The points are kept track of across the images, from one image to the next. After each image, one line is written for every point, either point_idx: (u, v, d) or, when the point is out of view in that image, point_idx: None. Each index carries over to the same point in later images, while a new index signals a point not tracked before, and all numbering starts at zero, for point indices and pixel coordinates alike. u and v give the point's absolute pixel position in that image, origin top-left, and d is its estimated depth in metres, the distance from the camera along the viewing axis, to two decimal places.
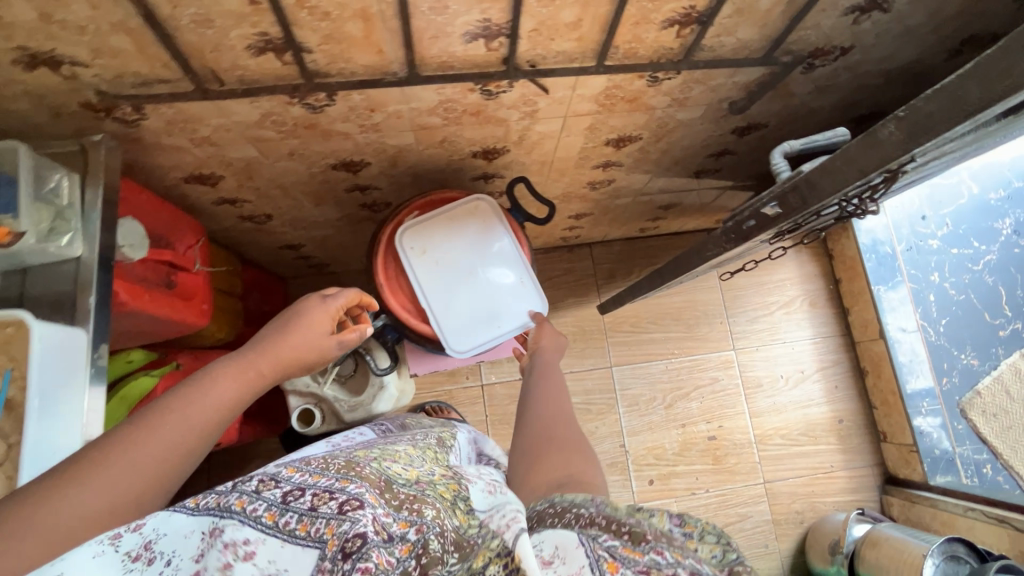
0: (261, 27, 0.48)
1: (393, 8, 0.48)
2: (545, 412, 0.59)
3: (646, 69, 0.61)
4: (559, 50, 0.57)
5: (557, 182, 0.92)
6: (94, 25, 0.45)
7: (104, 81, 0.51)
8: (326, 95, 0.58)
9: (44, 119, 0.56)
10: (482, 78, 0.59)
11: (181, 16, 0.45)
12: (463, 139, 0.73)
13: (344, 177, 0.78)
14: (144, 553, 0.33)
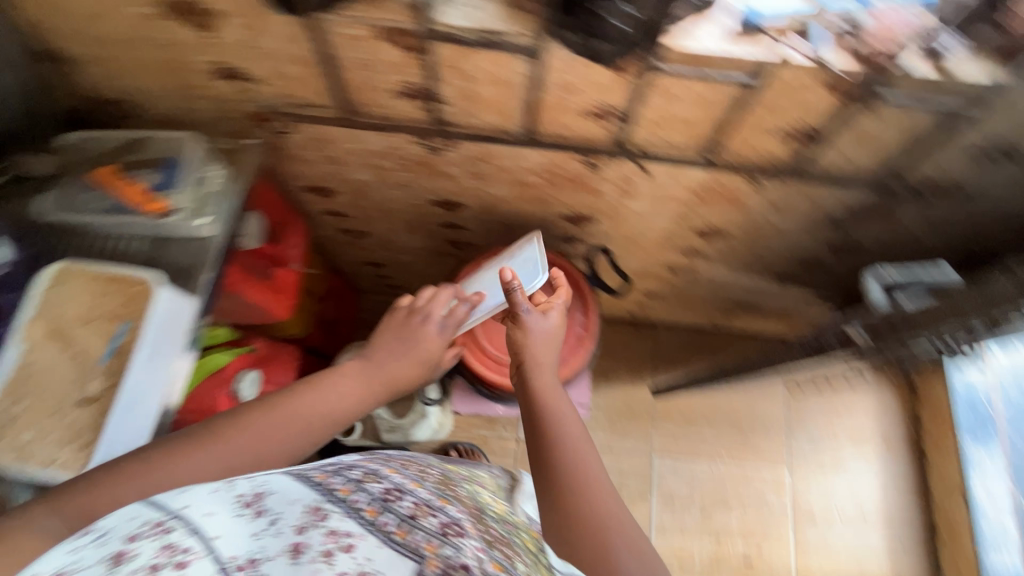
0: (409, 76, 0.55)
1: (524, 78, 0.54)
2: (577, 489, 0.48)
3: (750, 171, 0.63)
4: (668, 140, 0.60)
5: (638, 260, 0.93)
6: (278, 53, 0.54)
7: (268, 98, 0.60)
8: (446, 140, 0.64)
9: (213, 117, 0.66)
10: (590, 151, 0.63)
11: (347, 57, 0.53)
12: (558, 202, 0.77)
13: (440, 213, 0.84)
14: (253, 503, 0.38)
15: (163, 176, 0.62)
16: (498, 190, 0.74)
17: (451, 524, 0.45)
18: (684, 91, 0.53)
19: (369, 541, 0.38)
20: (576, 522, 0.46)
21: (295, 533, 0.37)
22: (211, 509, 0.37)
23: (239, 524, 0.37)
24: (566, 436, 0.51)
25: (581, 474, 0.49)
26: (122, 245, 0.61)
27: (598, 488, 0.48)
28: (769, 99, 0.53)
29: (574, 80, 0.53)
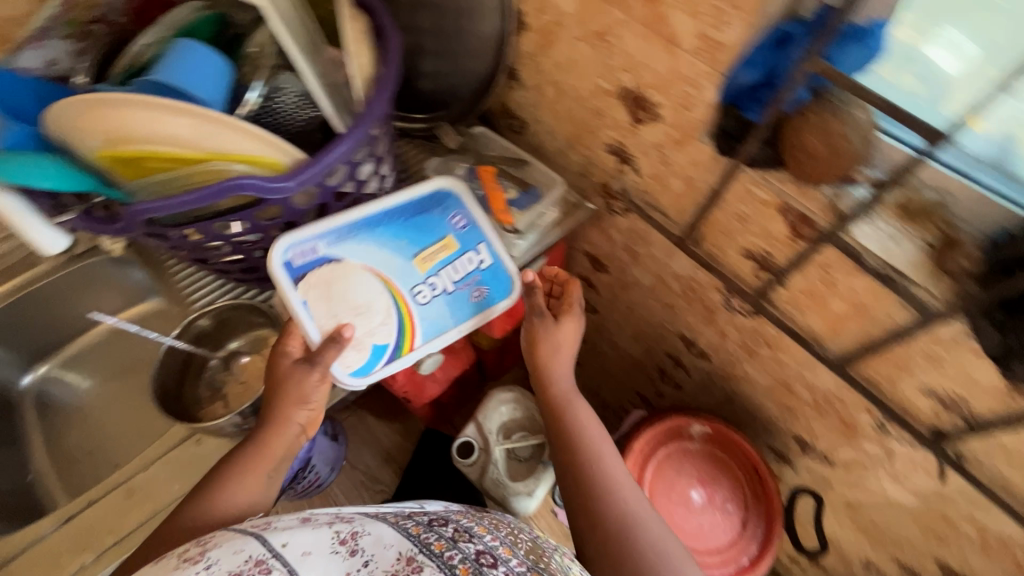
0: (620, 140, 0.71)
1: (703, 193, 0.65)
2: (617, 512, 0.59)
3: (884, 404, 0.63)
4: (808, 322, 0.64)
5: (747, 421, 0.92)
6: (550, 78, 0.74)
7: (528, 95, 0.81)
8: (626, 204, 0.79)
9: (465, 115, 0.85)
10: (733, 290, 0.71)
11: (587, 105, 0.72)
12: (687, 315, 0.86)
13: (593, 265, 1.02)
14: (346, 541, 0.50)
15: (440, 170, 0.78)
16: (642, 274, 0.89)
17: (485, 557, 0.52)
18: (843, 287, 0.57)
19: (426, 568, 0.48)
20: (612, 543, 0.58)
21: (389, 574, 0.47)
22: (306, 551, 0.48)
23: (330, 561, 0.47)
24: (613, 480, 0.62)
25: (631, 512, 0.60)
26: None
27: (652, 527, 0.59)
28: (926, 345, 0.54)
29: (752, 221, 0.61)
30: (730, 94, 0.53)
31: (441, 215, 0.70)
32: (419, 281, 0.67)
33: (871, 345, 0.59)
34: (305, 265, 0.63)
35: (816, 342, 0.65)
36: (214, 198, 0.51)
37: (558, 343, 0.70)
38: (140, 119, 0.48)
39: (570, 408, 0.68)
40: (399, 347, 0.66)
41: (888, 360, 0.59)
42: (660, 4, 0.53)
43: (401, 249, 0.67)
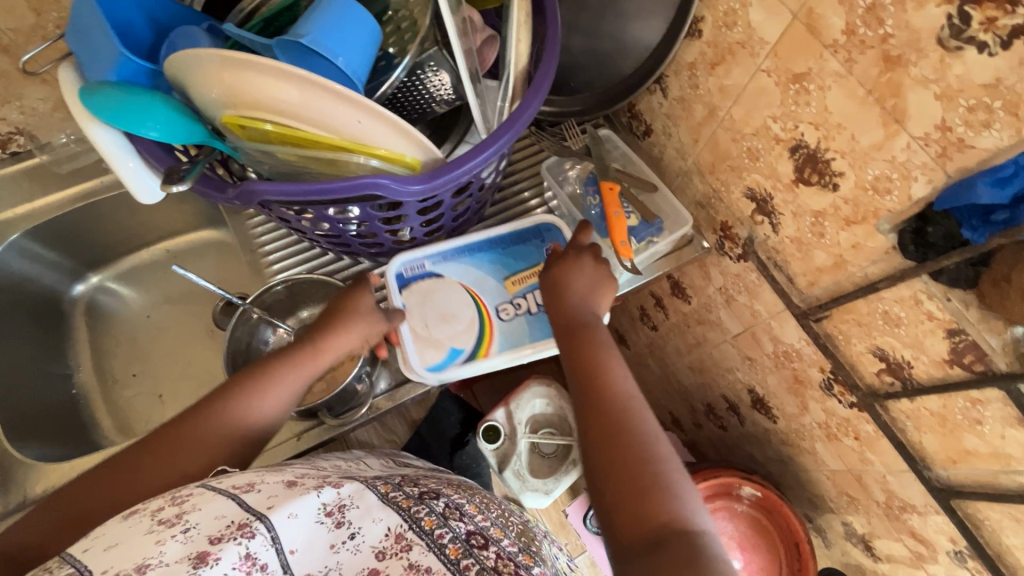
0: (765, 189, 0.63)
1: (852, 280, 0.58)
2: (638, 450, 0.47)
3: (978, 546, 0.59)
4: (922, 441, 0.60)
5: (791, 485, 0.89)
6: (704, 96, 0.65)
7: (663, 107, 0.73)
8: (740, 252, 0.72)
9: (589, 106, 0.76)
10: (841, 379, 0.65)
11: (742, 143, 0.63)
12: (765, 374, 0.81)
13: (671, 289, 0.95)
14: (333, 513, 0.43)
15: (554, 172, 0.74)
16: (730, 320, 0.83)
17: (476, 536, 0.45)
18: (992, 428, 0.52)
19: (418, 545, 0.42)
20: (627, 485, 0.46)
21: (374, 555, 0.41)
22: (293, 511, 0.41)
23: (314, 533, 0.41)
24: (632, 412, 0.50)
25: (655, 453, 0.47)
26: (528, 202, 0.75)
27: (678, 472, 0.47)
28: None
29: (904, 328, 0.54)
30: (951, 205, 0.44)
31: (539, 247, 0.68)
32: (507, 300, 0.66)
33: (995, 490, 0.54)
34: (412, 276, 0.65)
35: (923, 461, 0.60)
36: (343, 193, 0.45)
37: (582, 282, 0.60)
38: (280, 92, 0.41)
39: (593, 336, 0.56)
40: (473, 354, 0.63)
41: (1005, 510, 0.54)
42: (903, 76, 0.44)
43: (503, 265, 0.67)
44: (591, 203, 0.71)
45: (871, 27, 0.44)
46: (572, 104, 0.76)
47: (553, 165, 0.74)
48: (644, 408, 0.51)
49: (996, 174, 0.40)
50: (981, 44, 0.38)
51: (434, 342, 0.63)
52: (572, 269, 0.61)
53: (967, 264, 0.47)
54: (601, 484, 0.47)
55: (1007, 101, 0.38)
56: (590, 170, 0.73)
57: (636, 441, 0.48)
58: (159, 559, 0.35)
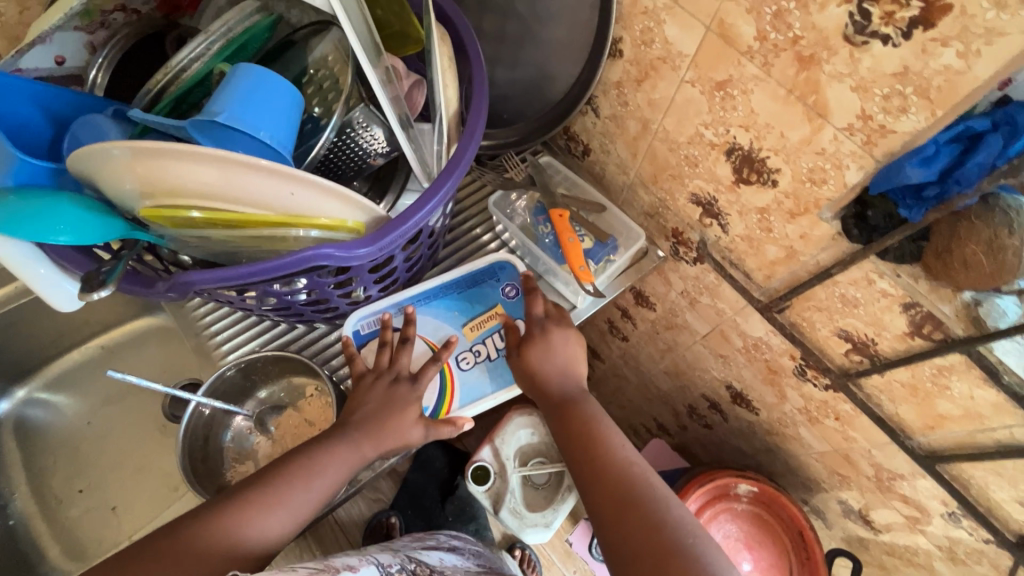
0: (708, 193, 0.65)
1: (807, 271, 0.59)
2: (655, 520, 0.49)
3: (968, 509, 0.60)
4: (897, 412, 0.61)
5: (783, 473, 0.90)
6: (634, 111, 0.67)
7: (597, 126, 0.74)
8: (695, 255, 0.73)
9: (526, 134, 0.76)
10: (812, 365, 0.66)
11: (679, 151, 0.64)
12: (738, 371, 0.83)
13: (633, 299, 0.96)
14: None
15: (501, 205, 0.73)
16: (697, 321, 0.83)
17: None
18: (961, 392, 0.53)
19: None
20: (639, 556, 0.47)
21: None
22: None
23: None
24: (637, 482, 0.52)
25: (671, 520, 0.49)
26: (477, 238, 0.73)
27: (696, 536, 0.48)
28: None
29: (863, 307, 0.56)
30: (885, 188, 0.46)
31: (492, 286, 0.66)
32: (467, 348, 0.64)
33: (973, 450, 0.56)
34: (370, 334, 0.63)
35: (903, 432, 0.62)
36: (288, 270, 0.43)
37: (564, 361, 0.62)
38: (204, 174, 0.38)
39: (580, 410, 0.59)
40: (436, 412, 0.61)
41: (987, 467, 0.56)
42: (818, 73, 0.45)
43: (460, 311, 0.65)
44: (543, 232, 0.71)
45: (780, 31, 0.46)
46: (509, 137, 0.76)
47: (498, 198, 0.73)
48: (647, 476, 0.53)
49: (920, 154, 0.42)
50: (886, 38, 0.40)
51: None
52: (543, 354, 0.61)
53: (911, 240, 0.49)
54: (624, 563, 0.48)
55: (918, 86, 0.40)
56: (537, 199, 0.73)
57: (645, 511, 0.49)
58: None
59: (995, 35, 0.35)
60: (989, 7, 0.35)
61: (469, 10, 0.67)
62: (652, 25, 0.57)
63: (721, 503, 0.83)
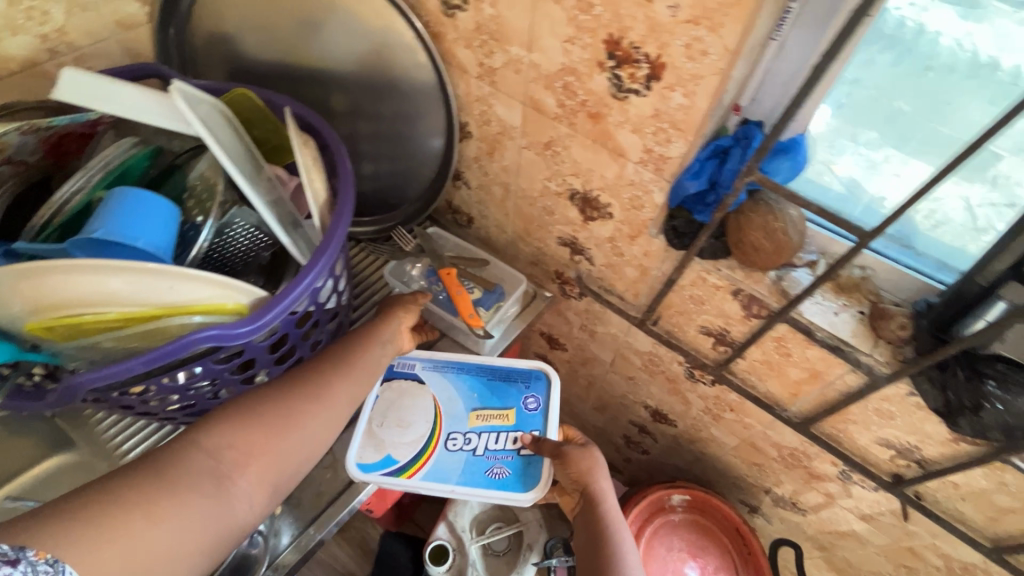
0: (569, 234, 0.75)
1: (659, 282, 0.69)
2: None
3: (849, 463, 0.67)
4: (768, 389, 0.69)
5: (716, 479, 0.95)
6: (495, 178, 0.78)
7: (471, 196, 0.85)
8: (578, 290, 0.82)
9: (413, 213, 0.86)
10: (694, 365, 0.74)
11: (537, 204, 0.75)
12: (647, 389, 0.90)
13: (547, 345, 1.03)
14: None
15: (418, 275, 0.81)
16: (602, 351, 0.91)
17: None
18: (799, 357, 0.62)
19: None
20: None
21: None
22: None
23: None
24: None
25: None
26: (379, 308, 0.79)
27: None
28: (881, 407, 0.59)
29: (708, 303, 0.66)
30: (678, 200, 0.58)
31: (519, 391, 0.70)
32: (461, 432, 0.67)
33: (829, 405, 0.63)
34: (397, 373, 0.72)
35: (778, 406, 0.70)
36: (172, 356, 0.47)
37: (602, 470, 0.67)
38: (82, 282, 0.44)
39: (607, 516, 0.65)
40: (400, 470, 0.65)
41: (846, 418, 0.64)
42: (607, 123, 0.57)
43: (476, 398, 0.70)
44: (439, 290, 0.78)
45: (572, 98, 0.58)
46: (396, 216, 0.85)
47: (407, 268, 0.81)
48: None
49: (691, 170, 0.55)
50: (637, 91, 0.52)
51: (374, 442, 0.67)
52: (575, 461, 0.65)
53: (715, 239, 0.60)
54: None
55: (670, 122, 0.52)
56: (429, 264, 0.82)
57: None
58: None
59: (698, 79, 0.47)
60: (686, 60, 0.47)
61: (339, 121, 0.77)
62: (487, 109, 0.69)
63: (660, 521, 0.87)
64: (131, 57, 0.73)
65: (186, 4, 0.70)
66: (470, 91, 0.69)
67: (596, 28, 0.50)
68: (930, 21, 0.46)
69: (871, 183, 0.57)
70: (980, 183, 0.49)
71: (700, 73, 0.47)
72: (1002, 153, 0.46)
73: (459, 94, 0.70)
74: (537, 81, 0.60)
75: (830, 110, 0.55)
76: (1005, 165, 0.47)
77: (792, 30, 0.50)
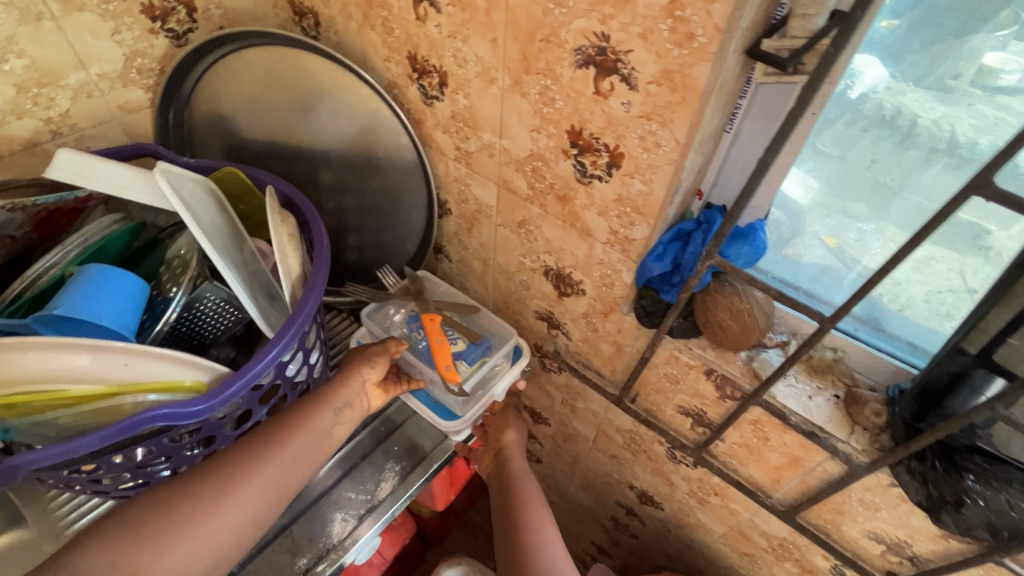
0: (545, 309, 0.75)
1: (634, 360, 0.68)
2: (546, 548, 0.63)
3: (838, 557, 0.63)
4: (750, 473, 0.66)
5: (708, 569, 0.89)
6: (475, 253, 0.79)
7: (453, 270, 0.86)
8: (557, 365, 0.81)
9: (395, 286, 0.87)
10: (674, 445, 0.72)
11: (515, 278, 0.76)
12: (631, 468, 0.86)
13: (531, 419, 1.00)
14: None
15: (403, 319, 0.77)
16: (584, 427, 0.88)
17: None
18: (777, 441, 0.60)
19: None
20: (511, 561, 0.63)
21: None
22: None
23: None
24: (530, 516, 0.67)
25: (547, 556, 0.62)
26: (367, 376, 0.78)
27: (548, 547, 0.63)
28: (864, 497, 0.56)
29: (683, 381, 0.65)
30: (645, 280, 0.58)
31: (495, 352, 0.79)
32: None
33: (813, 493, 0.60)
34: None
35: (762, 492, 0.66)
36: (122, 435, 0.46)
37: (514, 439, 0.77)
38: (38, 360, 0.44)
39: (513, 471, 0.74)
40: None
41: (831, 508, 0.60)
42: (573, 205, 0.59)
43: None
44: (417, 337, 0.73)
45: (541, 182, 0.61)
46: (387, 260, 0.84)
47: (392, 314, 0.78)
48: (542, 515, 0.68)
49: (655, 252, 0.55)
50: (599, 177, 0.54)
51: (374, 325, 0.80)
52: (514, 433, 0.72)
53: (683, 318, 0.59)
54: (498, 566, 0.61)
55: (632, 206, 0.54)
56: (411, 308, 0.77)
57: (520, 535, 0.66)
58: None
59: (654, 167, 0.49)
60: (642, 151, 0.49)
61: (325, 197, 0.80)
62: (464, 188, 0.72)
63: None
64: (131, 136, 0.77)
65: (187, 89, 0.76)
66: (449, 172, 0.72)
67: (559, 119, 0.53)
68: (884, 98, 0.48)
69: (858, 253, 0.57)
70: (966, 256, 0.48)
71: (655, 163, 0.49)
72: (994, 231, 0.45)
73: (439, 176, 0.73)
74: (508, 165, 0.62)
75: (814, 185, 0.56)
76: (1001, 245, 0.45)
77: (745, 124, 0.52)
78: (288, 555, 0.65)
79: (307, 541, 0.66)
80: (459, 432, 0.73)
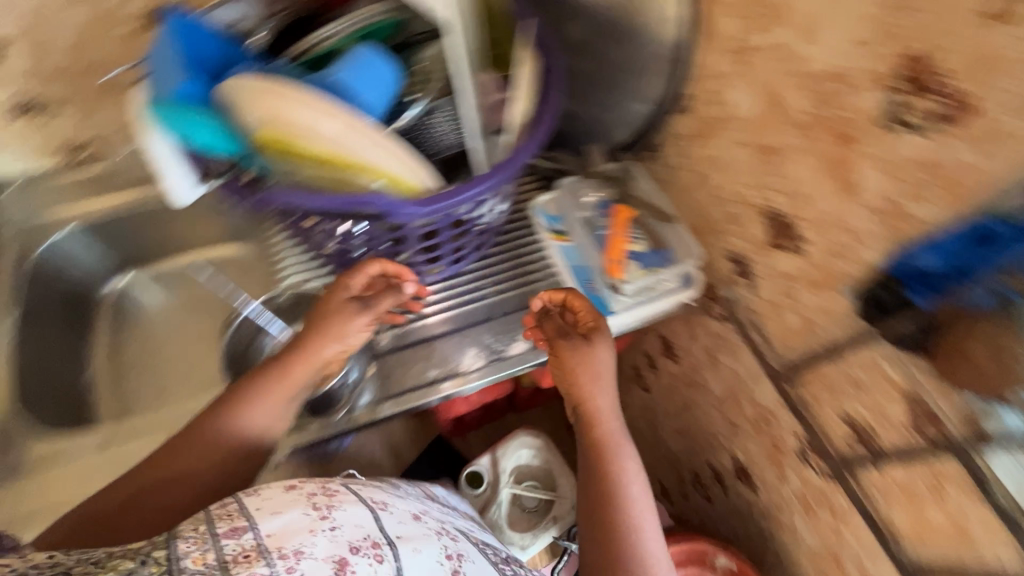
0: (742, 251, 0.68)
1: (820, 344, 0.60)
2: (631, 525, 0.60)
3: None
4: (891, 516, 0.59)
5: (773, 567, 0.86)
6: (691, 165, 0.72)
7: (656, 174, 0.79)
8: (721, 312, 0.75)
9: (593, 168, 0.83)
10: (814, 446, 0.65)
11: (724, 207, 0.68)
12: (744, 442, 0.82)
13: (660, 349, 0.98)
14: (321, 509, 0.51)
15: (594, 203, 0.77)
16: (714, 382, 0.84)
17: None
18: (956, 505, 0.51)
19: (387, 561, 0.49)
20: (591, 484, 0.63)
21: (353, 545, 0.48)
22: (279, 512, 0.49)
23: (299, 521, 0.49)
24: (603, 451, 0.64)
25: (620, 515, 0.60)
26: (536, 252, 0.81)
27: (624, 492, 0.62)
28: None
29: (868, 392, 0.56)
30: (897, 267, 0.48)
31: None
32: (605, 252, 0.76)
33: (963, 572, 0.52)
34: None
35: (893, 538, 0.59)
36: (350, 206, 0.53)
37: (598, 373, 0.66)
38: (302, 115, 0.50)
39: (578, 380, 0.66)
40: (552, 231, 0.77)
41: None
42: (854, 149, 0.49)
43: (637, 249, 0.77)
44: (602, 226, 0.75)
45: (825, 108, 0.50)
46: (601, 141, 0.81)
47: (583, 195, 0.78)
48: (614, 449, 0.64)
49: (933, 242, 0.44)
50: (913, 125, 0.44)
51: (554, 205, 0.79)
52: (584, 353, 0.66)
53: (918, 330, 0.47)
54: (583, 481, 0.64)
55: (939, 174, 0.43)
56: (606, 197, 0.77)
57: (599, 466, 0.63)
58: (311, 549, 0.45)
59: (1007, 137, 0.38)
60: (1004, 110, 0.37)
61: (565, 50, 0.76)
62: (718, 88, 0.63)
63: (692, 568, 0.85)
64: None
65: None
66: (709, 64, 0.63)
67: (902, 36, 0.42)
68: None
69: None
70: None
71: (1015, 130, 0.37)
72: None
73: (696, 64, 0.64)
74: (792, 76, 0.52)
75: None
76: None
77: None
78: (424, 360, 0.73)
79: (440, 358, 0.73)
80: (602, 325, 0.71)
